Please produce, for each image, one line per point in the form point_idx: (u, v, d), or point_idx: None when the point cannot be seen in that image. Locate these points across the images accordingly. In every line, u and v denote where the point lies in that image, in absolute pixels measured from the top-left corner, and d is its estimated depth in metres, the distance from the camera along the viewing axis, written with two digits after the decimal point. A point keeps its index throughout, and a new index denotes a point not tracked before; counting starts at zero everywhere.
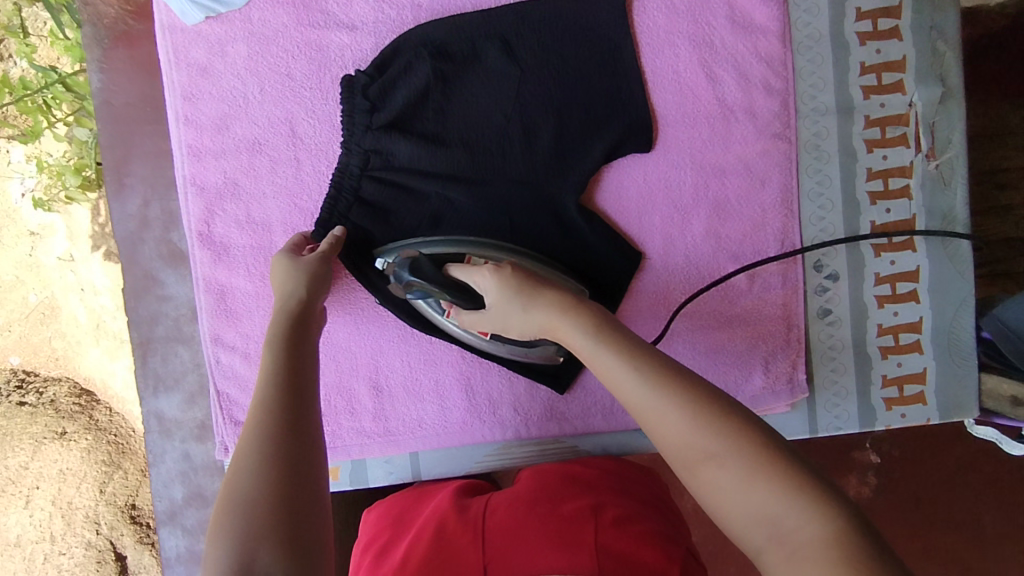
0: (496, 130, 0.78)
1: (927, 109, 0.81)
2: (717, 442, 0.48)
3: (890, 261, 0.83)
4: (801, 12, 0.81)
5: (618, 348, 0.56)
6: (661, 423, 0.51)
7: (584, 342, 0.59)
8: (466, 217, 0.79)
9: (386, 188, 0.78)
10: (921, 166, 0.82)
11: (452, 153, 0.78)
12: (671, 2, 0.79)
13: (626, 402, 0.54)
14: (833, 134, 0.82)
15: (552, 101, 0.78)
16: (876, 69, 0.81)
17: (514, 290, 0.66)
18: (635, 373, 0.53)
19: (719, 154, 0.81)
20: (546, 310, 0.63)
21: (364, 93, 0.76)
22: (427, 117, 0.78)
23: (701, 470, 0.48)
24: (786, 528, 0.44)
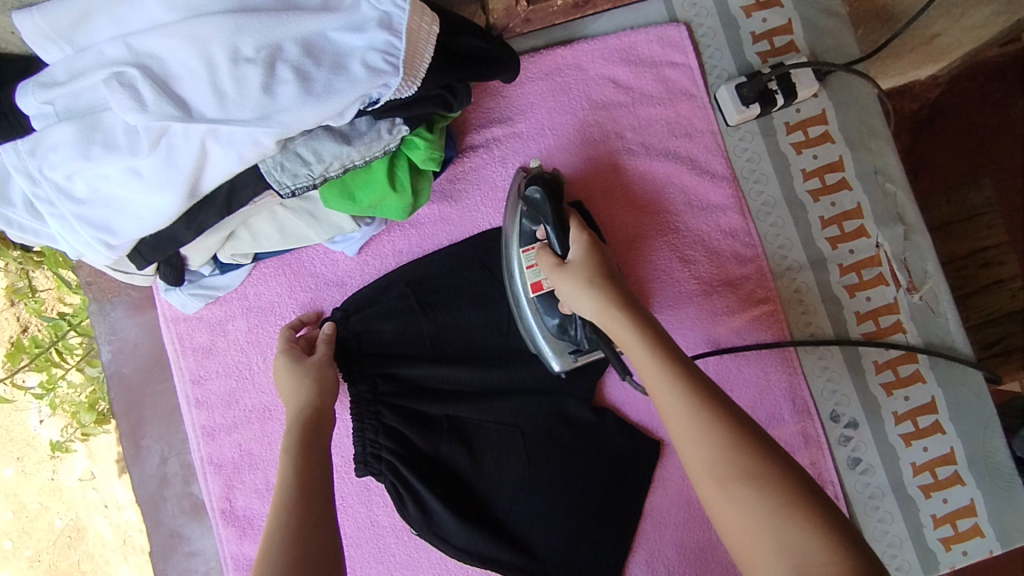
0: (491, 346, 0.81)
1: (894, 247, 0.85)
2: (753, 465, 0.50)
3: (904, 398, 0.83)
4: (751, 183, 0.86)
5: (675, 361, 0.57)
6: (695, 447, 0.52)
7: (634, 341, 0.59)
8: (483, 437, 0.80)
9: (404, 418, 0.78)
10: (906, 300, 0.84)
11: (461, 374, 0.79)
12: (630, 199, 0.85)
13: (664, 407, 0.55)
14: (813, 287, 0.84)
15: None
16: (835, 220, 0.85)
17: (598, 269, 0.66)
18: (680, 387, 0.55)
19: (710, 328, 0.83)
20: (604, 299, 0.63)
21: (356, 334, 0.79)
22: (430, 344, 0.80)
23: (735, 490, 0.49)
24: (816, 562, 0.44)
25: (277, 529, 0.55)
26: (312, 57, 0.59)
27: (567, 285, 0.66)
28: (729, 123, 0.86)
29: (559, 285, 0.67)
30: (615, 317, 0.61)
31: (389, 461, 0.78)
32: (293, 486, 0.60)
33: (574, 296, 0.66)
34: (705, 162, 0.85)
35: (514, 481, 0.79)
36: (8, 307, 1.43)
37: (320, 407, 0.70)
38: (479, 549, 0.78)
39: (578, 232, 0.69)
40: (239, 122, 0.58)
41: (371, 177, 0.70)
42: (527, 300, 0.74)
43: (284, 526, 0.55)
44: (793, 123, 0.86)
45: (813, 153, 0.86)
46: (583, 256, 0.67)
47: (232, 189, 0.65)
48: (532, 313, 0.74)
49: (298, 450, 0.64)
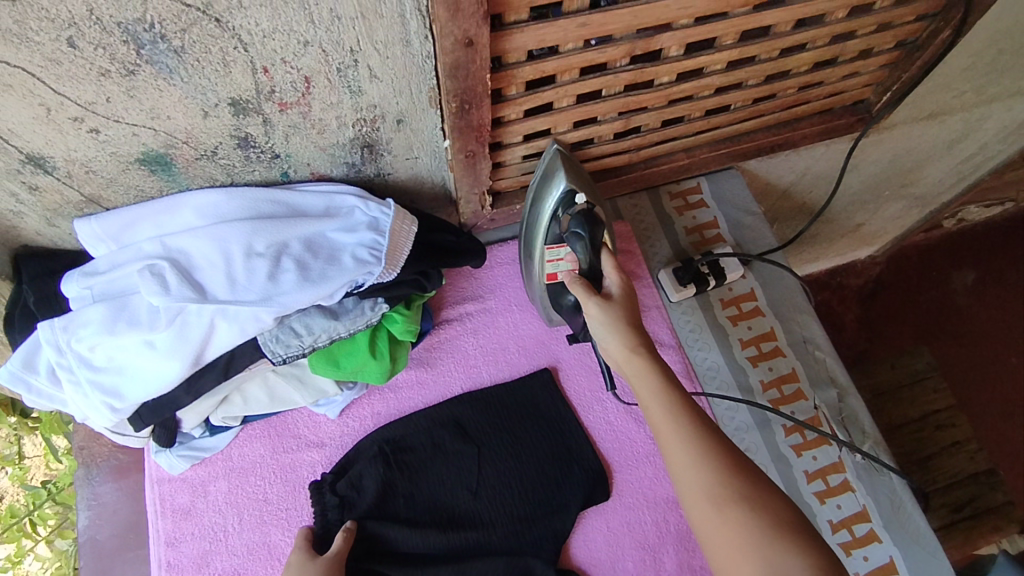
0: (463, 506, 0.84)
1: (831, 408, 0.93)
2: (749, 496, 0.59)
3: (863, 557, 0.85)
4: (695, 349, 0.97)
5: (682, 403, 0.65)
6: (698, 473, 0.60)
7: (646, 384, 0.67)
8: None
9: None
10: (850, 458, 0.90)
11: (431, 535, 0.82)
12: (588, 364, 0.95)
13: (671, 440, 0.63)
14: (761, 446, 0.91)
15: (514, 471, 0.87)
16: (775, 383, 0.94)
17: (623, 310, 0.74)
18: (688, 427, 0.63)
19: (667, 486, 0.88)
20: (620, 342, 0.71)
21: (334, 500, 0.82)
22: (403, 506, 0.84)
23: (732, 513, 0.58)
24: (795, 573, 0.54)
25: None
26: (312, 252, 0.73)
27: (601, 322, 0.73)
28: (672, 299, 0.99)
29: (592, 311, 0.74)
30: (633, 362, 0.69)
31: None
32: None
33: (602, 330, 0.73)
34: (654, 331, 0.96)
35: None
36: None
37: None
38: None
39: (614, 272, 0.77)
40: (245, 303, 0.70)
41: (355, 347, 0.80)
42: (538, 262, 0.84)
43: None
44: (727, 299, 1.00)
45: (748, 324, 0.98)
46: (620, 293, 0.76)
47: (231, 358, 0.75)
48: (540, 285, 0.88)
49: None
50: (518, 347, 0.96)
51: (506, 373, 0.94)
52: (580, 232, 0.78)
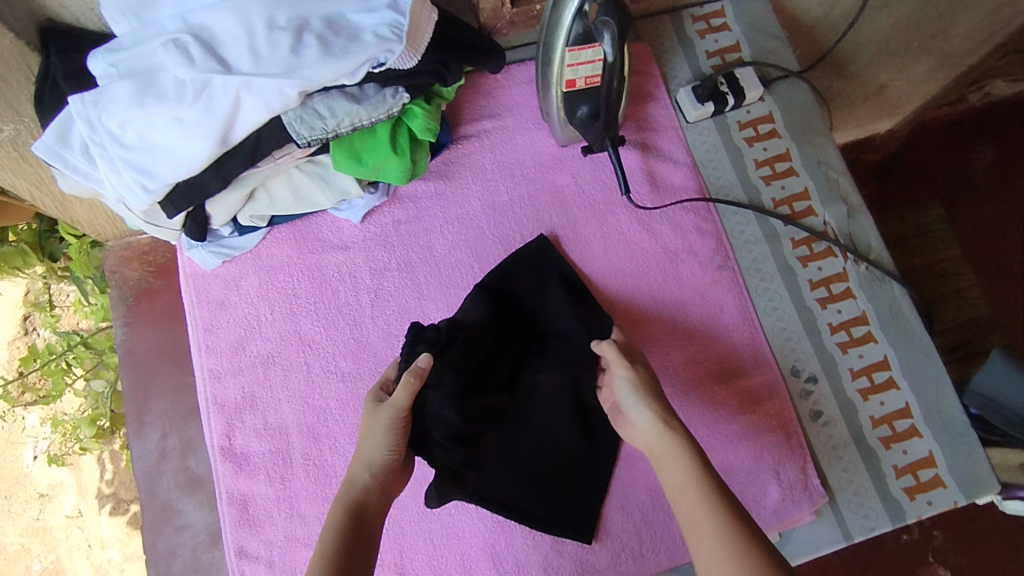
0: (513, 331, 0.84)
1: (839, 224, 0.95)
2: (734, 534, 0.60)
3: (859, 355, 0.89)
4: (710, 170, 0.98)
5: (683, 439, 0.69)
6: (688, 501, 0.64)
7: (655, 430, 0.70)
8: (501, 407, 0.78)
9: (443, 418, 0.72)
10: (853, 269, 0.93)
11: (497, 375, 0.78)
12: (602, 180, 0.96)
13: (681, 491, 0.65)
14: (768, 257, 0.94)
15: (552, 312, 0.87)
16: (786, 201, 0.96)
17: (660, 408, 0.72)
18: (688, 466, 0.66)
19: (674, 290, 0.91)
20: (677, 465, 0.67)
21: (429, 342, 0.75)
22: (474, 353, 0.76)
23: (715, 551, 0.60)
24: None
25: None
26: (333, 31, 0.73)
27: (631, 403, 0.73)
28: (689, 120, 0.99)
29: (632, 411, 0.73)
30: (642, 399, 0.73)
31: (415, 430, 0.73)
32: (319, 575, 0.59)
33: (634, 409, 0.73)
34: (669, 151, 0.98)
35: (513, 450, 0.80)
36: (21, 336, 1.43)
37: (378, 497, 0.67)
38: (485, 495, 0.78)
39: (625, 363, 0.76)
40: (269, 76, 0.71)
41: (375, 141, 0.82)
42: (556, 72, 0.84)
43: None
44: (744, 122, 0.99)
45: (764, 145, 0.99)
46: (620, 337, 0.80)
47: (257, 142, 0.77)
48: (557, 94, 0.88)
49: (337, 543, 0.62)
50: (534, 163, 0.96)
51: (522, 187, 0.95)
52: (607, 24, 0.75)
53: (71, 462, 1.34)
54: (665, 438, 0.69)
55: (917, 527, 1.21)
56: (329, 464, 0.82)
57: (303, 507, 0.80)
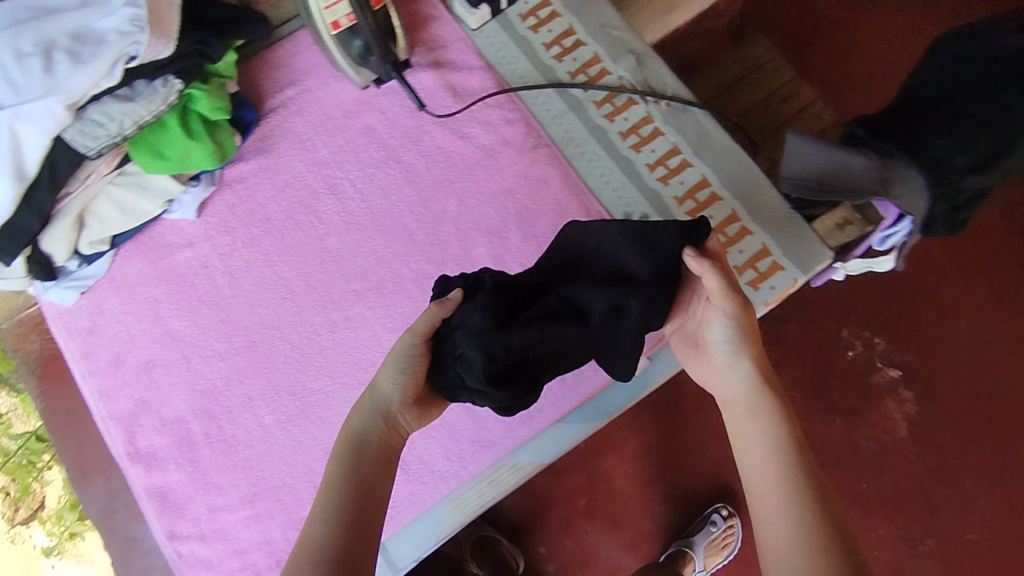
0: (546, 274, 0.77)
1: (633, 75, 1.01)
2: (803, 494, 0.66)
3: (680, 183, 0.96)
4: (505, 65, 1.03)
5: (785, 425, 0.71)
6: (748, 444, 0.72)
7: (746, 391, 0.75)
8: (568, 321, 0.71)
9: (495, 346, 0.67)
10: (656, 110, 0.99)
11: (586, 274, 0.75)
12: (407, 106, 1.01)
13: (755, 445, 0.72)
14: (578, 125, 0.99)
15: (641, 233, 0.75)
16: (580, 70, 1.02)
17: (759, 356, 0.77)
18: (773, 449, 0.70)
19: (500, 182, 0.97)
20: (741, 392, 0.76)
21: (456, 286, 0.76)
22: (507, 293, 0.73)
23: (773, 498, 0.67)
24: (798, 546, 0.62)
25: (320, 523, 0.66)
26: (81, 41, 0.76)
27: (731, 356, 0.77)
28: (473, 28, 1.04)
29: (721, 367, 0.78)
30: (741, 375, 0.76)
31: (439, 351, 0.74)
32: (337, 493, 0.68)
33: (719, 341, 0.78)
34: (462, 60, 1.02)
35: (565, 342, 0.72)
36: None
37: (389, 453, 0.73)
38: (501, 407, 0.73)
39: (717, 269, 0.74)
40: (31, 100, 0.74)
41: (170, 133, 0.87)
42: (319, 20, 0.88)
43: (319, 532, 0.65)
44: (523, 12, 1.05)
45: (547, 28, 1.04)
46: (716, 283, 0.74)
47: (54, 168, 0.81)
48: (333, 44, 0.92)
49: (359, 485, 0.69)
50: (342, 111, 1.01)
51: (337, 136, 1.00)
52: None
53: (71, 550, 1.17)
54: (760, 402, 0.74)
55: (856, 339, 1.25)
56: (230, 437, 0.90)
57: (217, 479, 0.89)
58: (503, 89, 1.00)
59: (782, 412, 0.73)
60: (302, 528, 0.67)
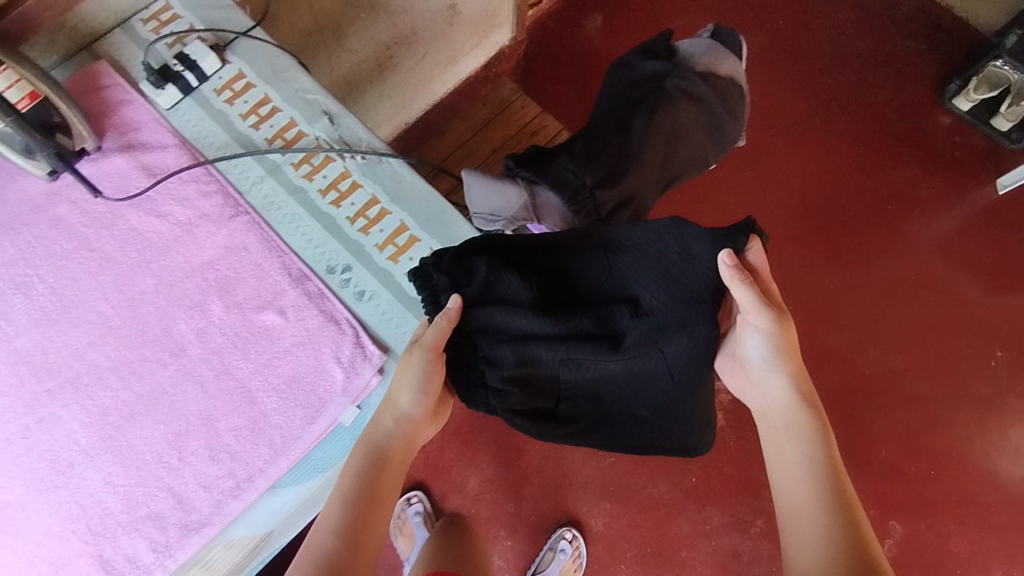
0: (578, 241, 0.94)
1: (328, 134, 1.04)
2: (853, 529, 0.76)
3: (379, 231, 0.99)
4: (202, 139, 1.04)
5: (829, 478, 0.81)
6: (788, 465, 0.85)
7: (801, 458, 0.84)
8: (629, 283, 0.91)
9: (556, 296, 0.92)
10: (351, 164, 1.02)
11: (590, 270, 0.93)
12: (99, 193, 0.99)
13: (795, 476, 0.83)
14: (277, 188, 1.01)
15: (657, 251, 0.91)
16: (277, 135, 1.04)
17: (796, 360, 0.90)
18: (817, 472, 0.82)
19: (198, 255, 0.97)
20: (807, 467, 0.83)
21: (448, 276, 0.90)
22: (556, 274, 0.93)
23: (831, 520, 0.77)
24: (804, 568, 0.76)
25: (329, 543, 0.78)
26: None
27: (749, 309, 0.87)
28: (167, 107, 1.06)
29: (757, 352, 0.91)
30: (790, 439, 0.87)
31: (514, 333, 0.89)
32: (352, 500, 0.81)
33: (754, 319, 0.88)
34: (155, 140, 1.03)
35: (619, 369, 0.92)
36: None
37: (399, 460, 0.86)
38: (602, 392, 0.95)
39: (760, 301, 0.87)
40: None
41: None
42: None
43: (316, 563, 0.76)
44: (218, 87, 1.07)
45: (243, 99, 1.07)
46: (750, 294, 0.85)
47: None
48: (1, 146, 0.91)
49: (353, 504, 0.81)
50: (27, 206, 0.98)
51: (23, 232, 0.96)
52: None
53: None
54: (795, 419, 0.88)
55: None
56: None
57: None
58: (196, 163, 1.01)
59: (816, 424, 0.86)
60: (301, 552, 0.79)
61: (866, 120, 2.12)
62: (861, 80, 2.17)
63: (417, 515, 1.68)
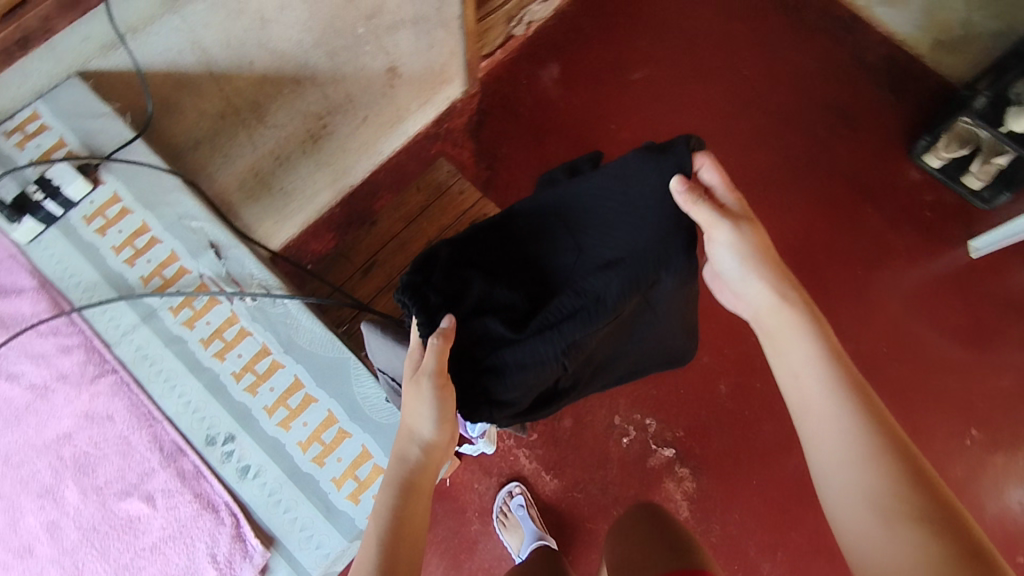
0: (529, 239, 0.71)
1: (214, 270, 0.91)
2: (886, 436, 0.59)
3: (269, 389, 0.86)
4: (67, 278, 0.89)
5: (839, 365, 0.65)
6: (794, 354, 0.67)
7: (808, 359, 0.66)
8: (614, 253, 0.68)
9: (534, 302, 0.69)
10: (239, 307, 0.89)
11: (555, 253, 0.70)
12: None
13: (808, 384, 0.65)
14: (151, 338, 0.87)
15: (615, 180, 0.68)
16: (155, 272, 0.90)
17: (775, 261, 0.71)
18: (827, 374, 0.64)
19: (54, 427, 0.81)
20: (801, 353, 0.67)
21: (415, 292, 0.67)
22: (505, 268, 0.70)
23: (853, 425, 0.61)
24: (863, 501, 0.57)
25: None
26: None
27: (714, 228, 0.69)
28: (26, 241, 0.90)
29: (741, 280, 0.72)
30: (789, 334, 0.68)
31: (483, 366, 0.67)
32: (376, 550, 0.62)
33: (744, 239, 0.70)
34: (10, 282, 0.88)
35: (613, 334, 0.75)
36: None
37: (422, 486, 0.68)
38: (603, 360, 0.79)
39: (721, 191, 0.70)
40: None
41: None
42: None
43: None
44: (89, 214, 0.92)
45: (117, 228, 0.92)
46: (725, 204, 0.70)
47: None
48: None
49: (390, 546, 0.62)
50: None
51: None
52: None
53: None
54: (789, 316, 0.68)
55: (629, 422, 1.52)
56: None
57: None
58: (57, 312, 0.86)
59: (809, 321, 0.68)
60: None
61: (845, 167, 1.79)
62: (820, 134, 1.80)
63: (522, 509, 1.41)
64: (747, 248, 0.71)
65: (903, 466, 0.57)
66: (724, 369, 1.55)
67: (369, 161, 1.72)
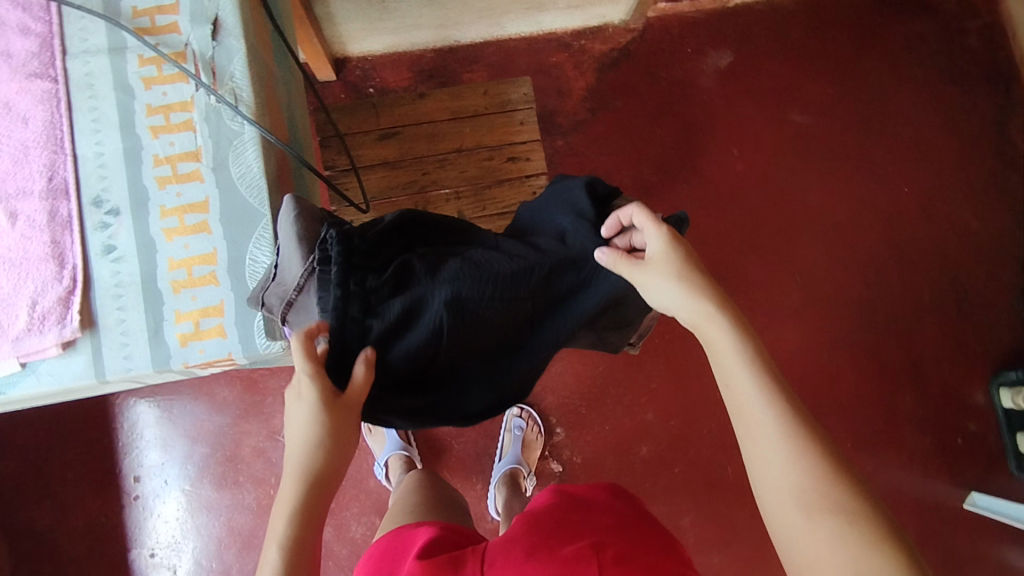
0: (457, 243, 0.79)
1: (201, 46, 0.82)
2: (809, 434, 0.59)
3: (175, 194, 0.80)
4: None
5: (764, 363, 0.63)
6: (722, 353, 0.65)
7: (733, 354, 0.64)
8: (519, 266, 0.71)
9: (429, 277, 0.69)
10: (200, 99, 0.82)
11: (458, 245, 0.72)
12: None
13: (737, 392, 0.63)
14: (105, 72, 0.81)
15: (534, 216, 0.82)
16: (147, 13, 0.83)
17: (682, 262, 0.69)
18: (753, 372, 0.63)
19: None
20: (728, 351, 0.65)
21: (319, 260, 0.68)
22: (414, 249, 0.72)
23: (791, 430, 0.59)
24: (796, 492, 0.57)
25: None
26: None
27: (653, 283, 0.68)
28: None
29: (646, 285, 0.69)
30: (715, 324, 0.66)
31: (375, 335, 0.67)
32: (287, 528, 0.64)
33: (660, 287, 0.68)
34: None
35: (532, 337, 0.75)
36: None
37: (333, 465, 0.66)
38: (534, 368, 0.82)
39: (654, 228, 0.70)
40: None
41: None
42: None
43: None
44: None
45: None
46: (658, 248, 0.69)
47: None
48: None
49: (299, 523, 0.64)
50: None
51: None
52: None
53: None
54: (722, 322, 0.66)
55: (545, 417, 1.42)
56: None
57: None
58: None
59: (734, 326, 0.66)
60: None
61: (916, 344, 1.48)
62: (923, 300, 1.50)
63: None
64: (665, 268, 0.68)
65: (832, 455, 0.58)
66: (657, 436, 1.42)
67: (486, 28, 1.48)
